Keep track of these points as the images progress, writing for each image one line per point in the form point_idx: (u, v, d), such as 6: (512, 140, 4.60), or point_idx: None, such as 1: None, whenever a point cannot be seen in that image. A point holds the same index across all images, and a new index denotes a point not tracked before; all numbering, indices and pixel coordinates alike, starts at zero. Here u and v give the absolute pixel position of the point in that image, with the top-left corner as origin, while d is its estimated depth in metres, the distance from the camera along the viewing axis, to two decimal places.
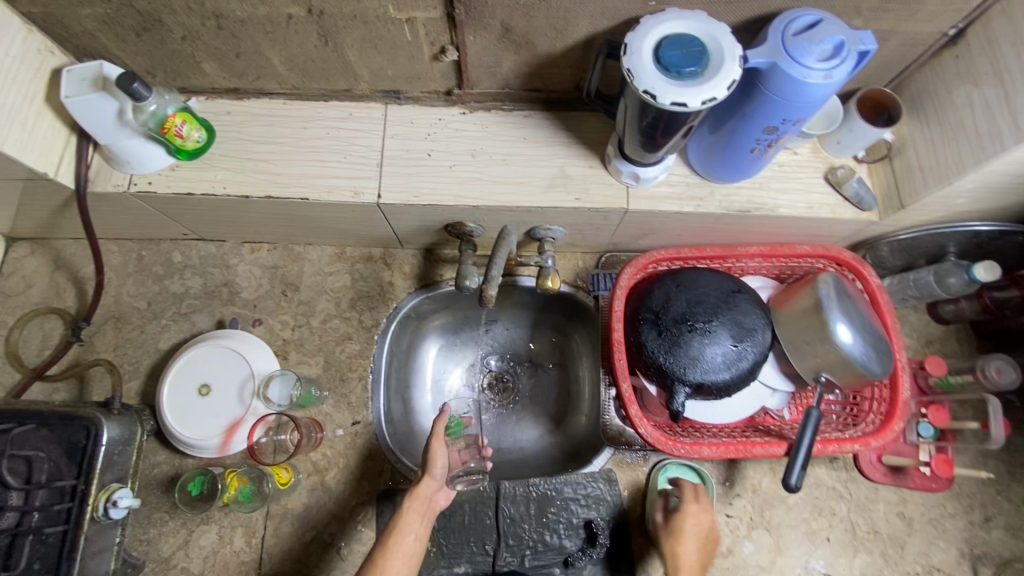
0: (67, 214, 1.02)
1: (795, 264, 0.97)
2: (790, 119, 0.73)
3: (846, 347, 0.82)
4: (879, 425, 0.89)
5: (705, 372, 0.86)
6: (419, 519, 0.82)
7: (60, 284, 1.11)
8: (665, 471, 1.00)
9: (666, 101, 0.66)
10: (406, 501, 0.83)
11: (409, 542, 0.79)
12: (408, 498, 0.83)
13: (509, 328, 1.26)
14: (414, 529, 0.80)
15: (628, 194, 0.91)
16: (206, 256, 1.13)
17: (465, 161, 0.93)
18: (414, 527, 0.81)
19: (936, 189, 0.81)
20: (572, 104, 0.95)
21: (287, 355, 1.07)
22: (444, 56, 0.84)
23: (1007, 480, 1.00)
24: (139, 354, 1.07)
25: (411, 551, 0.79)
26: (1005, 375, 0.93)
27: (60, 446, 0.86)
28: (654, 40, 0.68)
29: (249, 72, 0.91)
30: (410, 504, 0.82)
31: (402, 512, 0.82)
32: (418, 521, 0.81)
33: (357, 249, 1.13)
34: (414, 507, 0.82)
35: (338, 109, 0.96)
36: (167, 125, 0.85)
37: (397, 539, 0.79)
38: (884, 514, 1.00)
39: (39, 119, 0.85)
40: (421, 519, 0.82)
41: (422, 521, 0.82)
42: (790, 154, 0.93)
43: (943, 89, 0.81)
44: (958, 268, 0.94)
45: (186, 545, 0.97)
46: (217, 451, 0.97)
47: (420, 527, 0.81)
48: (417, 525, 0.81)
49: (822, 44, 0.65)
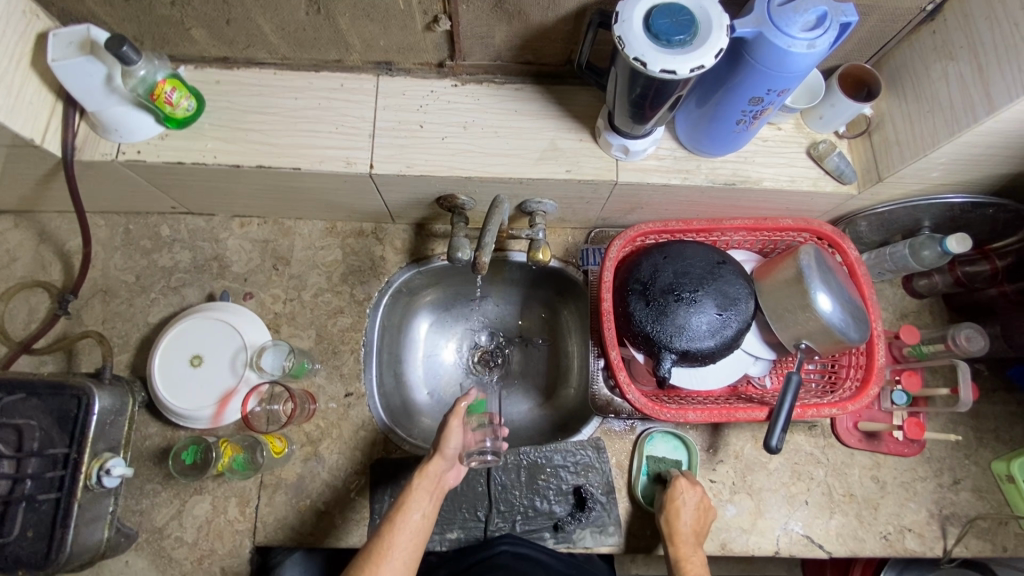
0: (53, 184, 1.00)
1: (778, 238, 1.00)
2: (775, 90, 0.76)
3: (826, 314, 0.85)
4: (856, 391, 0.93)
5: (690, 340, 0.88)
6: (428, 497, 0.85)
7: (45, 258, 1.10)
8: (651, 440, 1.04)
9: (655, 68, 0.67)
10: (415, 479, 0.86)
11: (416, 518, 0.82)
12: (418, 476, 0.86)
13: (499, 305, 1.28)
14: (422, 506, 0.84)
15: (618, 167, 0.93)
16: (195, 230, 1.12)
17: (457, 133, 0.94)
18: (422, 504, 0.84)
19: (912, 161, 0.84)
20: (562, 77, 0.97)
21: (279, 328, 1.07)
22: (437, 26, 0.85)
23: (974, 444, 1.06)
24: (128, 328, 1.06)
25: (419, 526, 0.82)
26: (974, 343, 0.97)
27: (51, 415, 0.86)
28: (644, 9, 0.70)
29: (239, 40, 0.90)
30: (417, 483, 0.85)
31: (410, 491, 0.84)
32: (425, 497, 0.84)
33: (348, 223, 1.14)
34: (425, 486, 0.85)
35: (330, 80, 0.96)
36: (155, 91, 0.84)
37: (405, 515, 0.82)
38: (859, 477, 1.04)
39: (25, 84, 0.84)
40: (430, 496, 0.85)
41: (430, 498, 0.85)
42: (774, 129, 0.96)
43: (920, 64, 0.84)
44: (931, 241, 0.98)
45: (179, 515, 0.97)
46: (209, 422, 0.97)
47: (427, 503, 0.84)
48: (424, 501, 0.84)
49: (806, 14, 0.67)
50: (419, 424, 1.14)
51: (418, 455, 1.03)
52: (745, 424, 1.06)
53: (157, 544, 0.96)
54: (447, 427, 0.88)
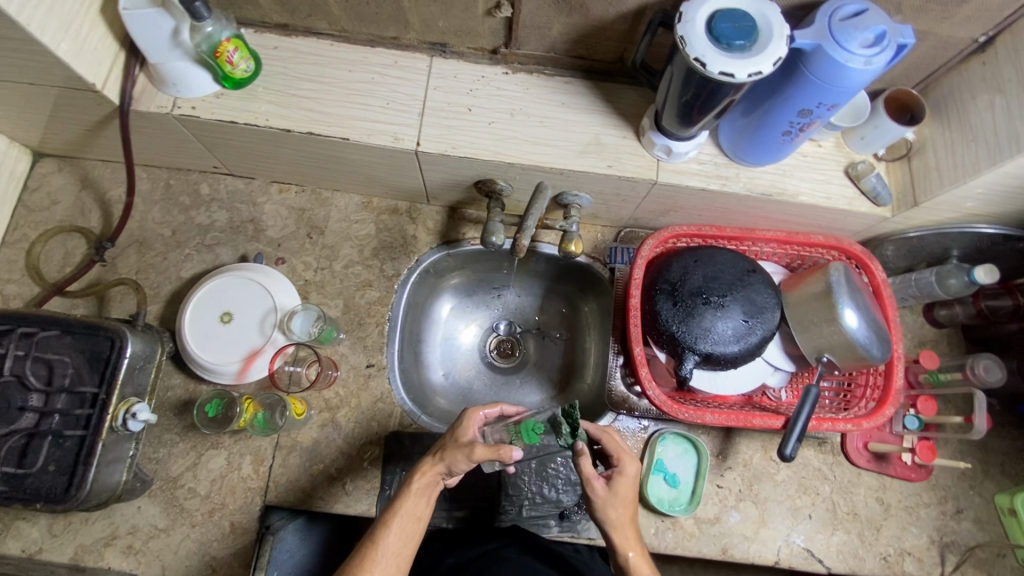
0: (103, 132, 1.03)
1: (807, 253, 1.01)
2: (825, 104, 0.78)
3: (852, 330, 0.86)
4: (872, 409, 0.94)
5: (714, 344, 0.89)
6: (424, 501, 0.79)
7: (86, 204, 1.12)
8: (663, 440, 1.05)
9: (714, 70, 0.69)
10: (413, 482, 0.79)
11: (410, 522, 0.77)
12: (417, 479, 0.79)
13: (521, 296, 1.29)
14: (417, 510, 0.78)
15: (658, 167, 0.95)
16: (234, 192, 1.14)
17: (504, 120, 0.96)
18: (419, 509, 0.78)
19: (950, 187, 0.86)
20: (611, 75, 0.99)
21: (308, 295, 1.09)
22: (498, 12, 0.87)
23: (980, 476, 1.06)
24: (160, 280, 1.08)
25: (414, 530, 0.77)
26: (991, 373, 1.00)
27: (84, 354, 0.88)
28: (707, 13, 0.72)
29: (302, 9, 0.93)
30: (416, 486, 0.79)
31: (407, 494, 0.78)
32: (421, 501, 0.79)
33: (384, 200, 1.16)
34: (423, 491, 0.79)
35: (384, 56, 0.99)
36: (220, 50, 0.86)
37: (400, 518, 0.77)
38: (864, 497, 1.05)
39: (93, 30, 0.86)
40: (427, 501, 0.79)
41: (427, 503, 0.79)
42: (815, 145, 0.97)
43: (966, 95, 0.86)
44: (959, 270, 1.00)
45: (194, 467, 0.99)
46: (233, 378, 1.00)
47: (423, 508, 0.79)
48: (420, 505, 0.78)
49: (866, 31, 0.70)
50: (435, 404, 1.16)
51: (433, 431, 1.04)
52: (755, 434, 1.07)
53: (170, 494, 0.98)
54: (471, 450, 0.78)
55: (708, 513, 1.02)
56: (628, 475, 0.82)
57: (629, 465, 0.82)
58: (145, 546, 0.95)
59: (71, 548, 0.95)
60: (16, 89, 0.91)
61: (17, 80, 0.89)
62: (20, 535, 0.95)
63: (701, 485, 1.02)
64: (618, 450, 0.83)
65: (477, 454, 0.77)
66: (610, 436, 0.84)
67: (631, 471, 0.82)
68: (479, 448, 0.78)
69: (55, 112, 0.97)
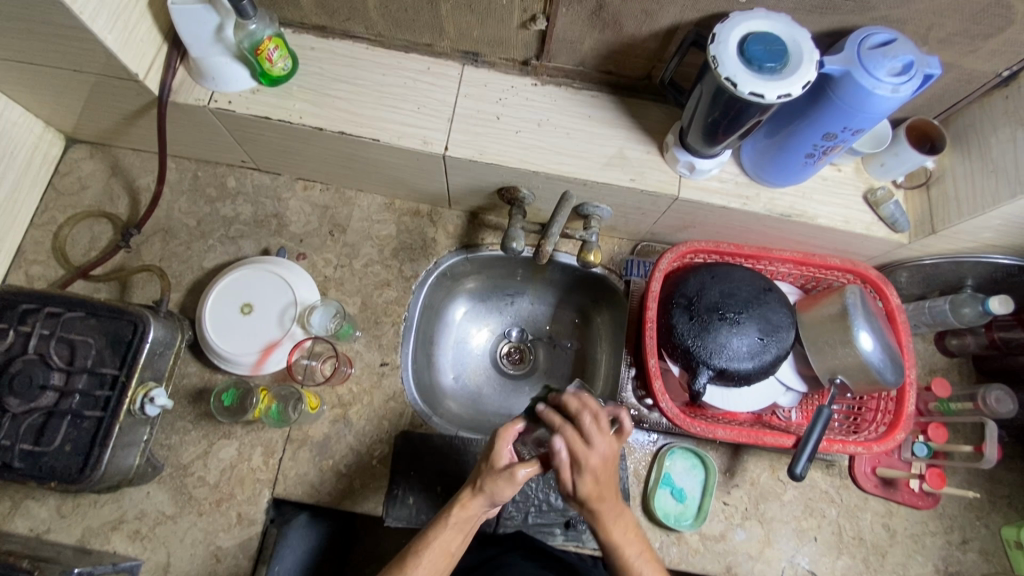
0: (138, 121, 1.05)
1: (823, 275, 1.03)
2: (850, 129, 0.80)
3: (866, 352, 0.87)
4: (882, 433, 0.94)
5: (729, 359, 0.90)
6: (458, 536, 0.79)
7: (114, 191, 1.14)
8: (672, 454, 1.05)
9: (745, 90, 0.71)
10: (450, 517, 0.79)
11: (443, 556, 0.78)
12: (454, 512, 0.79)
13: (534, 303, 1.30)
14: (451, 543, 0.78)
15: (680, 182, 0.96)
16: (260, 186, 1.16)
17: (531, 129, 0.98)
18: (453, 544, 0.79)
19: (969, 217, 0.87)
20: (637, 91, 1.01)
21: (327, 291, 1.10)
22: (533, 24, 0.89)
23: (987, 507, 1.06)
24: (183, 269, 1.10)
25: (445, 562, 0.78)
26: (1003, 404, 1.01)
27: (106, 337, 0.89)
28: (739, 35, 0.74)
29: (341, 12, 0.95)
30: (452, 521, 0.79)
31: (442, 529, 0.79)
32: (457, 536, 0.79)
33: (406, 202, 1.17)
34: (459, 526, 0.79)
35: (417, 62, 1.01)
36: (261, 48, 0.88)
37: (433, 550, 0.77)
38: (871, 522, 1.05)
39: (139, 22, 0.89)
40: (462, 535, 0.79)
41: (462, 537, 0.79)
42: (835, 170, 0.99)
43: (988, 127, 0.88)
44: (973, 300, 1.01)
45: (205, 456, 0.99)
46: (249, 369, 1.01)
47: (458, 544, 0.79)
48: (455, 540, 0.78)
49: (894, 61, 0.72)
50: (445, 407, 1.16)
51: (442, 433, 1.05)
52: (764, 453, 1.07)
53: (179, 481, 0.98)
54: (510, 476, 0.77)
55: (713, 530, 1.02)
56: (587, 468, 0.77)
57: (586, 459, 0.77)
58: (152, 532, 0.95)
59: (79, 530, 0.95)
60: (60, 75, 0.93)
61: (61, 66, 0.91)
62: (28, 514, 0.95)
63: (709, 502, 1.02)
64: (571, 445, 0.77)
65: (515, 478, 0.77)
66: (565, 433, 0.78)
67: (588, 463, 0.77)
68: (518, 471, 0.77)
69: (94, 100, 0.99)
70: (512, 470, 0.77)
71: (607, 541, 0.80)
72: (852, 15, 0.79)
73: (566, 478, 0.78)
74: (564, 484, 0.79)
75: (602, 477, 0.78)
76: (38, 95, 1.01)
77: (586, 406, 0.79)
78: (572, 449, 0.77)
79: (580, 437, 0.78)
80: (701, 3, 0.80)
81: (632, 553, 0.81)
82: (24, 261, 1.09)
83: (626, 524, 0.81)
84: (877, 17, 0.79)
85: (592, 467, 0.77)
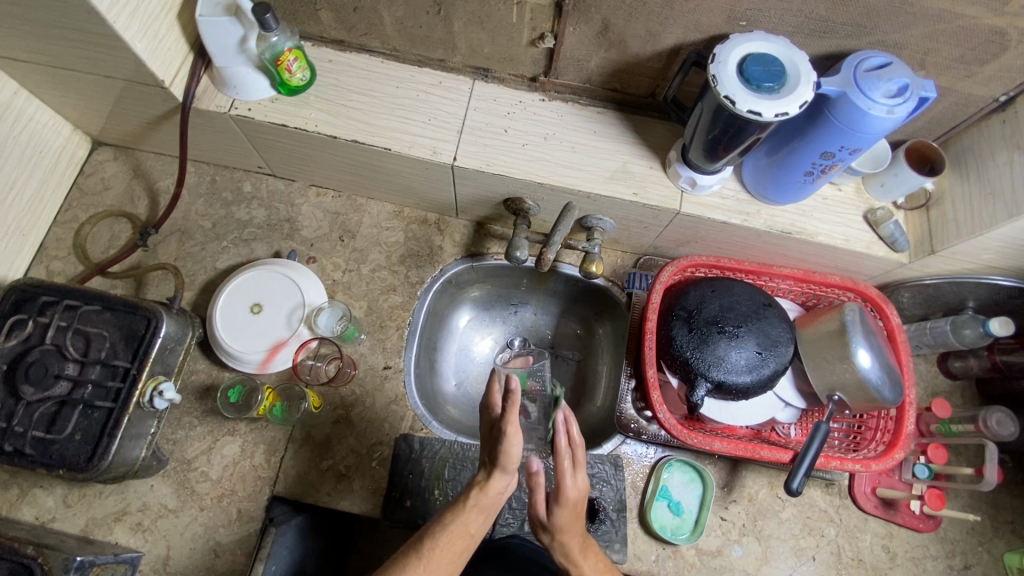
0: (162, 127, 1.10)
1: (823, 293, 1.03)
2: (848, 147, 0.82)
3: (863, 369, 0.88)
4: (881, 452, 0.94)
5: (727, 372, 0.90)
6: (478, 517, 0.75)
7: (136, 192, 1.19)
8: (669, 466, 1.05)
9: (743, 108, 0.74)
10: (470, 499, 0.75)
11: (460, 537, 0.73)
12: (475, 495, 0.75)
13: (537, 313, 1.32)
14: (471, 524, 0.74)
15: (682, 198, 0.98)
16: (274, 192, 1.20)
17: (537, 142, 1.01)
18: (472, 524, 0.74)
19: (968, 238, 0.88)
20: (642, 109, 1.04)
21: (334, 294, 1.13)
22: (542, 42, 0.93)
23: (990, 533, 1.05)
24: (197, 269, 1.14)
25: (463, 545, 0.73)
26: (1004, 427, 1.01)
27: (121, 330, 0.92)
28: (739, 55, 0.77)
29: (359, 27, 1.00)
30: (473, 502, 0.75)
31: (462, 509, 0.74)
32: (478, 517, 0.75)
33: (415, 211, 1.21)
34: (479, 507, 0.75)
35: (430, 76, 1.05)
36: (281, 59, 0.93)
37: (450, 533, 0.73)
38: (870, 544, 1.04)
39: (168, 33, 0.94)
40: (480, 514, 0.75)
41: (482, 518, 0.75)
42: (836, 189, 1.01)
43: (986, 150, 0.90)
44: (974, 320, 1.01)
45: (208, 451, 1.01)
46: (256, 367, 1.04)
47: (478, 524, 0.75)
48: (474, 521, 0.74)
49: (889, 83, 0.74)
50: (445, 412, 1.17)
51: (442, 437, 1.06)
52: (763, 469, 1.07)
53: (183, 475, 1.00)
54: (500, 435, 0.73)
55: (709, 545, 1.02)
56: (564, 501, 0.75)
57: (569, 493, 0.75)
58: (153, 525, 0.97)
59: (82, 520, 0.97)
60: (91, 80, 0.98)
61: (92, 72, 0.96)
62: (35, 503, 0.97)
63: (705, 516, 1.02)
64: (562, 480, 0.74)
65: (506, 434, 0.72)
66: (562, 463, 0.74)
67: (572, 499, 0.75)
68: (508, 429, 0.72)
69: (121, 105, 1.04)
70: (503, 429, 0.72)
71: (575, 572, 0.78)
72: (849, 39, 0.82)
73: (541, 506, 0.76)
74: (538, 511, 0.77)
75: (578, 510, 0.77)
76: (69, 99, 1.06)
77: (578, 440, 0.77)
78: (561, 480, 0.75)
79: (570, 467, 0.75)
80: (704, 24, 0.83)
81: None
82: (46, 257, 1.13)
83: (594, 553, 0.80)
84: (874, 42, 0.81)
85: (570, 500, 0.75)
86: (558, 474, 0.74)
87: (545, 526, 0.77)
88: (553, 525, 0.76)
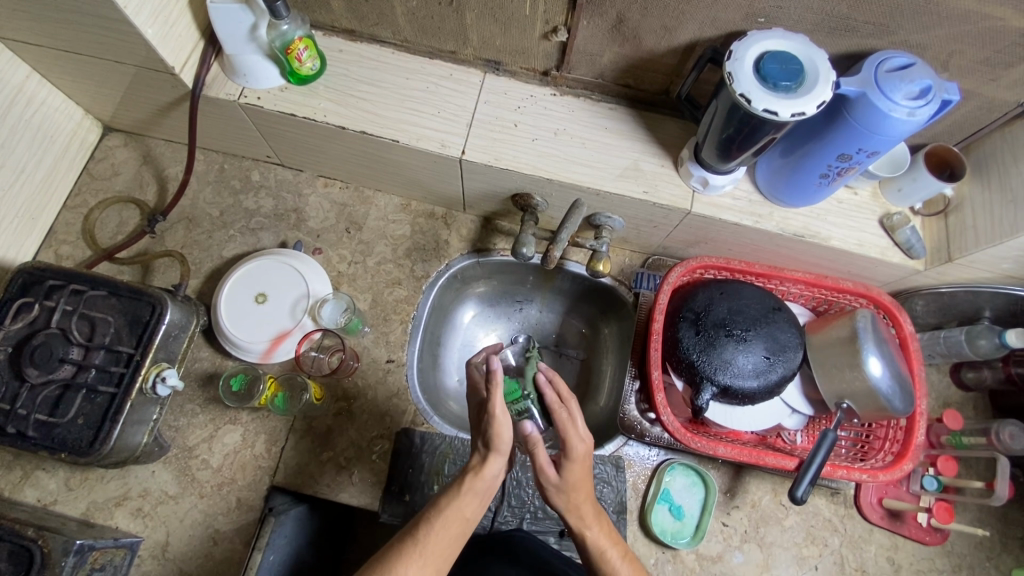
0: (171, 113, 1.10)
1: (834, 298, 1.01)
2: (866, 150, 0.80)
3: (875, 377, 0.86)
4: (889, 462, 0.92)
5: (733, 377, 0.88)
6: (475, 501, 0.74)
7: (145, 178, 1.19)
8: (672, 470, 1.04)
9: (759, 107, 0.72)
10: (464, 483, 0.74)
11: (456, 522, 0.72)
12: (469, 479, 0.74)
13: (542, 311, 1.31)
14: (467, 508, 0.73)
15: (693, 198, 0.97)
16: (282, 182, 1.20)
17: (548, 137, 0.99)
18: (467, 509, 0.73)
19: (987, 246, 0.86)
20: (655, 106, 1.02)
21: (339, 286, 1.13)
22: (555, 36, 0.92)
23: (998, 549, 1.03)
24: (203, 257, 1.14)
25: (460, 529, 0.72)
26: (1017, 440, 0.99)
27: (125, 316, 0.92)
28: (756, 53, 0.75)
29: (370, 17, 0.99)
30: (467, 486, 0.73)
31: (456, 493, 0.73)
32: (473, 501, 0.74)
33: (422, 204, 1.20)
34: (475, 491, 0.74)
35: (441, 68, 1.04)
36: (291, 47, 0.92)
37: (446, 517, 0.72)
38: (875, 555, 1.02)
39: (180, 19, 0.93)
40: (479, 499, 0.74)
41: (478, 503, 0.74)
42: (851, 192, 0.99)
43: (1008, 156, 0.88)
44: (989, 331, 1.00)
45: (210, 439, 1.02)
46: (259, 356, 1.05)
47: (473, 509, 0.74)
48: (470, 505, 0.73)
49: (912, 84, 0.72)
50: (447, 408, 1.17)
51: (444, 433, 1.06)
52: (766, 476, 1.05)
53: (184, 462, 1.00)
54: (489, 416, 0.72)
55: (710, 550, 1.01)
56: (573, 457, 0.73)
57: (576, 447, 0.72)
58: (154, 511, 0.97)
59: (84, 504, 0.97)
60: (102, 65, 0.98)
61: (103, 57, 0.96)
62: (38, 485, 0.98)
63: (707, 521, 1.01)
64: (567, 433, 0.72)
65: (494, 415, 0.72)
66: (557, 418, 0.73)
67: (579, 452, 0.73)
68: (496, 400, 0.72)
69: (132, 90, 1.04)
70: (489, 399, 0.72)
71: (590, 537, 0.74)
72: (871, 39, 0.80)
73: (548, 469, 0.73)
74: (547, 476, 0.74)
75: (587, 465, 0.75)
76: (80, 83, 1.06)
77: (568, 396, 0.77)
78: (565, 437, 0.72)
79: (571, 421, 0.74)
80: (720, 20, 0.82)
81: (615, 556, 0.74)
82: (54, 241, 1.14)
83: (605, 520, 0.76)
84: (897, 41, 0.79)
85: (579, 456, 0.73)
86: (559, 428, 0.72)
87: (558, 490, 0.74)
88: (564, 484, 0.74)
